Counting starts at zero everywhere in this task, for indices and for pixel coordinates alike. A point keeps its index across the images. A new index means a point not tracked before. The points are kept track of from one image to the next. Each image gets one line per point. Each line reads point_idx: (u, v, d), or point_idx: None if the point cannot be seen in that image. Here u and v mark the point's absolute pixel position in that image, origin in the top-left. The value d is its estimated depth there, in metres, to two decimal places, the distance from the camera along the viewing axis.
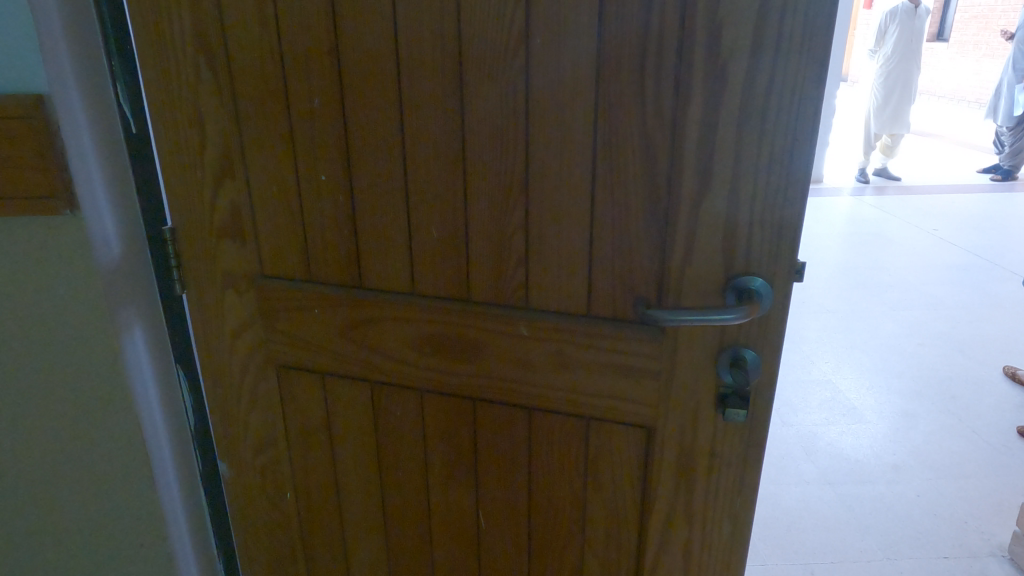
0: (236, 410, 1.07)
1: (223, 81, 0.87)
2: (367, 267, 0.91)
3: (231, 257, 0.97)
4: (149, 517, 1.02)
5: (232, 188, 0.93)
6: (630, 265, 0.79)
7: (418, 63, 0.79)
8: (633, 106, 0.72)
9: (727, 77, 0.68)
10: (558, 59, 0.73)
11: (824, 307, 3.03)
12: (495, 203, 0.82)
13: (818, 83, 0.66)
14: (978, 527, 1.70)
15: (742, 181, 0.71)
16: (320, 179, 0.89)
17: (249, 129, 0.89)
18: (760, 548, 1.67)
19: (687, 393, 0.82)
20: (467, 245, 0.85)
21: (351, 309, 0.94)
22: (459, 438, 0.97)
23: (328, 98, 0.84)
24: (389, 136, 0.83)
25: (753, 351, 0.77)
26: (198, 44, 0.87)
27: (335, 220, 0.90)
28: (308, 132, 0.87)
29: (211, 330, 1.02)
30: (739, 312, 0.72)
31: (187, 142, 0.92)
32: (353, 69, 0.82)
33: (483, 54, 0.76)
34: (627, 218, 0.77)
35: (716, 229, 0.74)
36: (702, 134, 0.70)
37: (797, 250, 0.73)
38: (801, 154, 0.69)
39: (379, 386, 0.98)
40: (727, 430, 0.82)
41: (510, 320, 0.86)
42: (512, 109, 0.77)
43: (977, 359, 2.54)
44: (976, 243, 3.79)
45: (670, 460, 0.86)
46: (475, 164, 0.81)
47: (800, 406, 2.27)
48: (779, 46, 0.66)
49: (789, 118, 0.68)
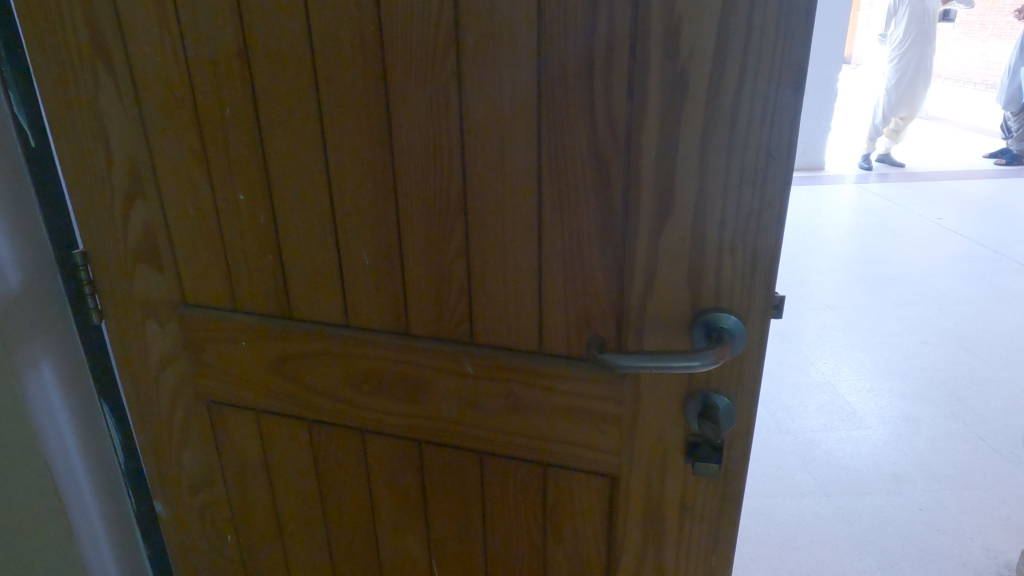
0: (166, 448, 0.97)
1: (126, 89, 0.77)
2: (296, 297, 0.81)
3: (149, 285, 0.87)
4: (69, 565, 0.93)
5: (145, 208, 0.83)
6: (584, 296, 0.68)
7: (336, 69, 0.68)
8: (582, 116, 0.61)
9: (689, 82, 0.57)
10: (495, 66, 0.62)
11: (824, 304, 2.93)
12: (430, 225, 0.71)
13: (795, 90, 0.55)
14: (984, 544, 1.61)
15: (709, 204, 0.60)
16: (238, 201, 0.78)
17: (158, 144, 0.79)
18: (752, 569, 1.57)
19: (652, 440, 0.72)
20: (402, 272, 0.75)
21: (282, 342, 0.84)
22: (407, 480, 0.87)
23: (239, 107, 0.73)
24: (309, 149, 0.73)
25: (726, 399, 0.67)
26: (93, 47, 0.76)
27: (258, 244, 0.80)
28: (221, 148, 0.76)
29: (133, 362, 0.92)
30: (708, 357, 0.61)
31: (91, 157, 0.81)
32: (264, 75, 0.71)
33: (408, 59, 0.65)
34: (579, 245, 0.66)
35: (681, 258, 0.63)
36: (662, 150, 0.60)
37: (775, 284, 0.62)
38: (776, 174, 0.58)
39: (317, 426, 0.88)
40: (698, 483, 0.72)
41: (455, 357, 0.76)
42: (444, 120, 0.66)
43: (983, 358, 2.44)
44: (983, 233, 3.67)
45: (636, 513, 0.76)
46: (406, 181, 0.70)
47: (798, 411, 2.17)
48: (748, 48, 0.55)
49: (761, 132, 0.57)
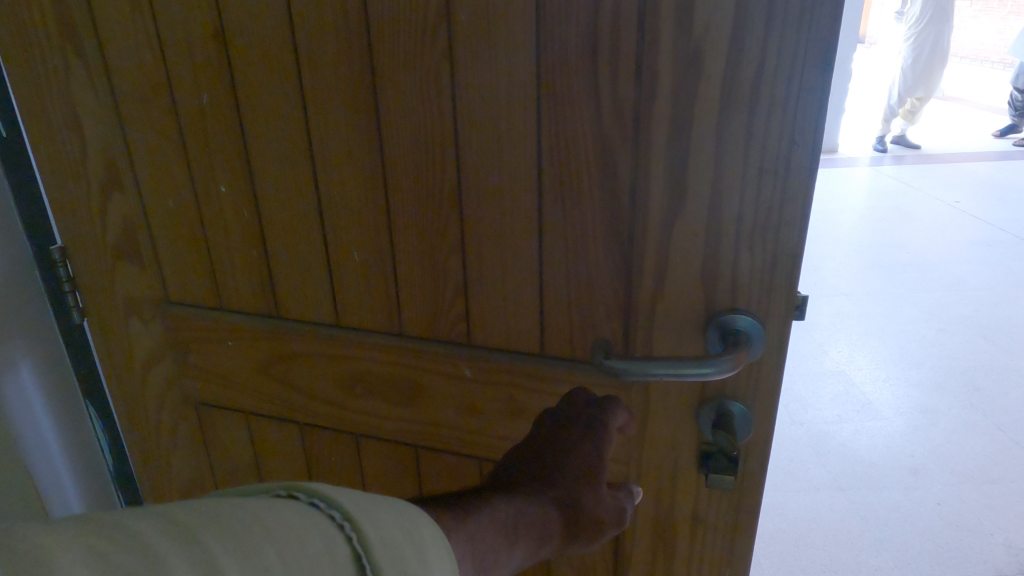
0: (154, 450, 0.93)
1: (98, 76, 0.72)
2: (283, 295, 0.76)
3: (130, 283, 0.83)
4: None
5: (123, 202, 0.78)
6: (589, 296, 0.63)
7: (318, 50, 0.63)
8: (585, 101, 0.56)
9: (703, 62, 0.51)
10: (490, 46, 0.57)
11: (838, 290, 2.86)
12: (423, 219, 0.66)
13: (824, 70, 0.49)
14: (1005, 541, 1.56)
15: (726, 196, 0.55)
16: (220, 194, 0.73)
17: (134, 134, 0.74)
18: (764, 567, 1.53)
19: (663, 448, 0.67)
20: (395, 269, 0.70)
21: (271, 342, 0.79)
22: (403, 486, 0.83)
23: (218, 93, 0.68)
24: (293, 137, 0.68)
25: (741, 406, 0.62)
26: (62, 31, 0.71)
27: (242, 239, 0.75)
28: (200, 138, 0.71)
29: (118, 362, 0.88)
30: (724, 364, 0.56)
31: (64, 148, 0.77)
32: (243, 59, 0.66)
33: (396, 39, 0.60)
34: (583, 241, 0.61)
35: (694, 255, 0.58)
36: (673, 138, 0.54)
37: (797, 283, 0.57)
38: (799, 163, 0.52)
39: (309, 429, 0.84)
40: (711, 494, 0.67)
41: (452, 360, 0.71)
42: (436, 105, 0.61)
43: (1003, 347, 2.37)
44: (1001, 217, 3.58)
45: (646, 524, 0.71)
46: (396, 171, 0.65)
47: (811, 402, 2.12)
48: (771, 23, 0.49)
49: (785, 117, 0.51)
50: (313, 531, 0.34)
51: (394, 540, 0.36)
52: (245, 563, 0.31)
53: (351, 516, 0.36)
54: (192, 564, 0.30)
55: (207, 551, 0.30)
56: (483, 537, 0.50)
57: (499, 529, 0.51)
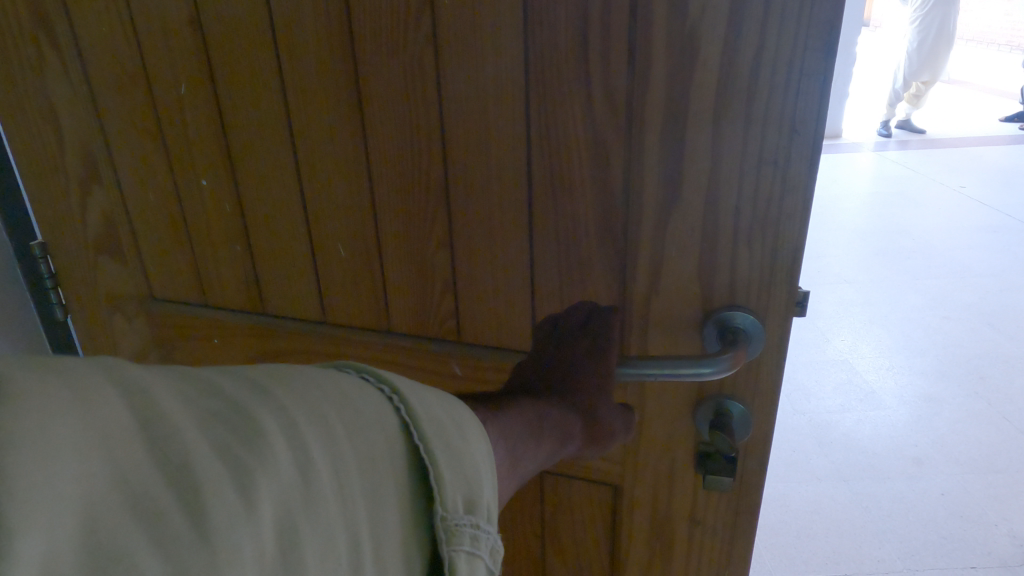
0: None
1: (72, 65, 0.69)
2: (269, 292, 0.74)
3: (114, 279, 0.81)
4: None
5: (102, 196, 0.76)
6: (582, 292, 0.61)
7: (298, 36, 0.60)
8: (576, 89, 0.53)
9: (699, 47, 0.48)
10: (476, 31, 0.54)
11: (841, 278, 2.83)
12: (409, 212, 0.64)
13: (826, 54, 0.47)
14: (1009, 531, 1.54)
15: (724, 188, 0.52)
16: (201, 188, 0.71)
17: (111, 125, 0.71)
18: (766, 560, 1.52)
19: (659, 447, 0.65)
20: (381, 265, 0.68)
21: (257, 339, 0.77)
22: None
23: (196, 83, 0.66)
24: (274, 128, 0.65)
25: (740, 406, 0.60)
26: (33, 19, 0.68)
27: (225, 234, 0.73)
28: (179, 129, 0.69)
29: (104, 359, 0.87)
30: (721, 364, 0.54)
31: (42, 141, 0.74)
32: (220, 47, 0.63)
33: (378, 24, 0.57)
34: (575, 235, 0.59)
35: (690, 250, 0.56)
36: (668, 127, 0.52)
37: (798, 278, 0.54)
38: (800, 153, 0.50)
39: None
40: (709, 495, 0.65)
41: (442, 357, 0.69)
42: (420, 94, 0.58)
43: (1008, 334, 2.34)
44: (1007, 202, 3.53)
45: (642, 524, 0.70)
46: (381, 163, 0.63)
47: (813, 391, 2.10)
48: (771, 6, 0.46)
49: (785, 105, 0.48)
50: (366, 400, 0.36)
51: (441, 416, 0.38)
52: (314, 412, 0.33)
53: (398, 390, 0.37)
54: (272, 414, 0.31)
55: (279, 402, 0.32)
56: (512, 431, 0.46)
57: (527, 425, 0.47)
